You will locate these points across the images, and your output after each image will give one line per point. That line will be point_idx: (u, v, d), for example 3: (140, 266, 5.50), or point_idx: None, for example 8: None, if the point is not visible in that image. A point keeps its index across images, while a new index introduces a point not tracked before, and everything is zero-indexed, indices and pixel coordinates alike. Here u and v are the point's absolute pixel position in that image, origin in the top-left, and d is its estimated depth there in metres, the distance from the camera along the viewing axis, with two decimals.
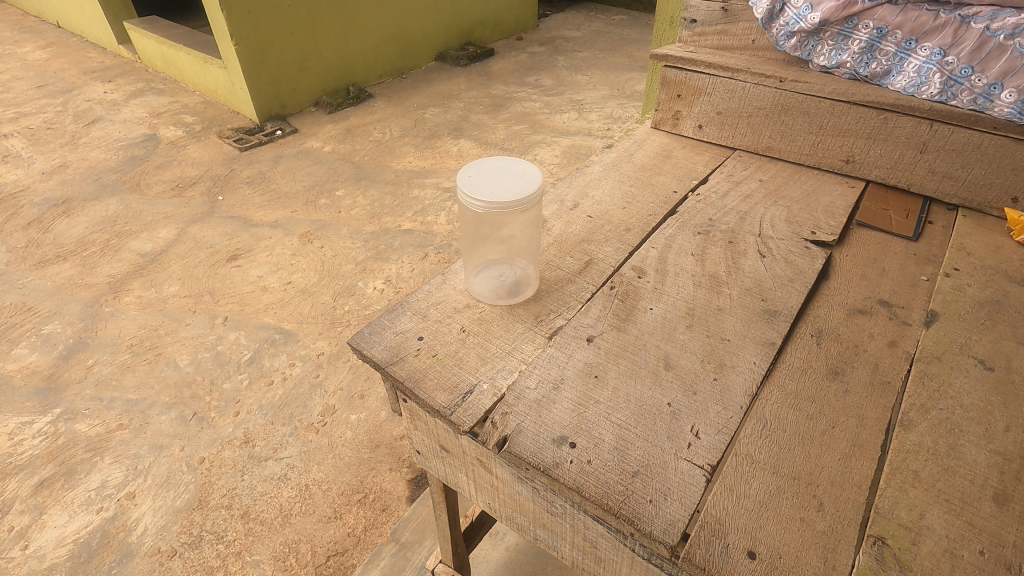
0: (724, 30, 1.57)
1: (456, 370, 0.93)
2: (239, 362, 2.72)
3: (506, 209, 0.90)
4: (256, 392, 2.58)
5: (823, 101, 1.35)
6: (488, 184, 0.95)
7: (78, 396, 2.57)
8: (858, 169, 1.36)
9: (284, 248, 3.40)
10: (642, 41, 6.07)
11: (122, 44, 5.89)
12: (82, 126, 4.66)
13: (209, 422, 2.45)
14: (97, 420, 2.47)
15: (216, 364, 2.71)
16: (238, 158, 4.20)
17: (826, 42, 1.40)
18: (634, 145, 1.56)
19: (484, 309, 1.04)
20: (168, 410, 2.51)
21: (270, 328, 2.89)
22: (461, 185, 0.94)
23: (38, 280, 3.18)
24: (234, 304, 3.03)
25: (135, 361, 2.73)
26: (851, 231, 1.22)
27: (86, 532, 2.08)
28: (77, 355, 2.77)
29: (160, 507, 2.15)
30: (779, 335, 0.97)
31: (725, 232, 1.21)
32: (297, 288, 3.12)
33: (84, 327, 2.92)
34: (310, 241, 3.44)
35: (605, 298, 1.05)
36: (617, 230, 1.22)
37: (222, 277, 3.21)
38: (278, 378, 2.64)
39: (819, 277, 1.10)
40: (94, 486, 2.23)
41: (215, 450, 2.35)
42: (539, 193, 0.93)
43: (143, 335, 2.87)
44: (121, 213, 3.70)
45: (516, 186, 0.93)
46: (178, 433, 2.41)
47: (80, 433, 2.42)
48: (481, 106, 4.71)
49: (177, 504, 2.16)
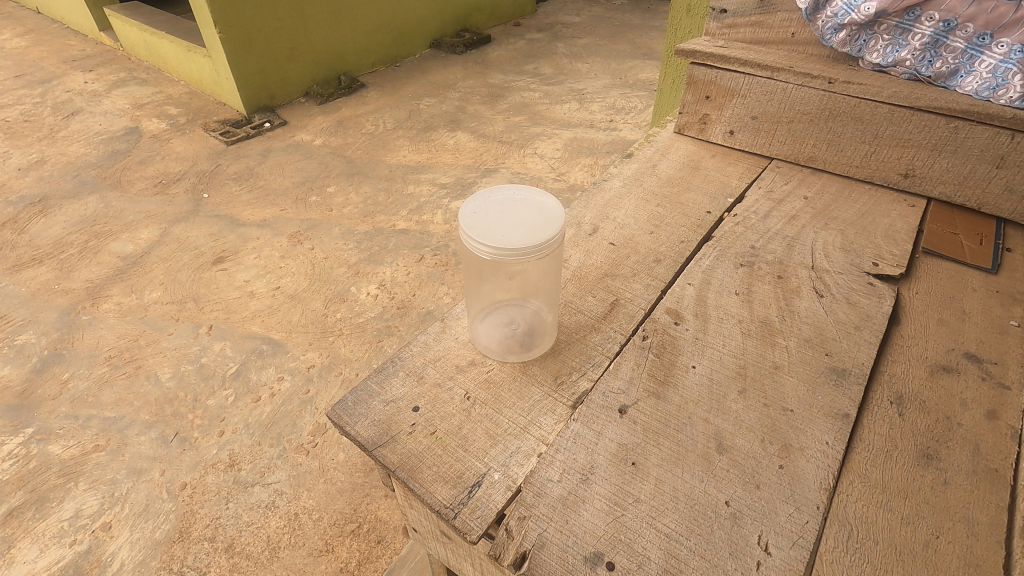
0: (759, 22, 1.37)
1: (459, 455, 0.75)
2: (223, 376, 2.39)
3: (521, 255, 0.72)
4: (241, 409, 2.26)
5: (880, 106, 1.16)
6: (497, 222, 0.77)
7: (50, 414, 2.26)
8: (918, 184, 1.18)
9: (272, 250, 3.08)
10: (645, 26, 5.82)
11: (103, 32, 5.61)
12: (61, 119, 4.40)
13: (192, 442, 2.14)
14: (72, 440, 2.17)
15: (198, 377, 2.39)
16: (224, 153, 3.93)
17: (881, 37, 1.21)
18: (657, 153, 1.38)
19: (492, 368, 0.86)
20: (149, 429, 2.19)
21: (258, 339, 2.56)
22: (463, 225, 0.75)
23: (11, 284, 2.90)
24: (219, 311, 2.71)
25: (113, 375, 2.42)
26: (919, 261, 1.04)
27: (57, 569, 1.78)
28: (51, 367, 2.47)
29: (138, 539, 1.86)
30: (852, 404, 0.80)
31: (772, 264, 1.03)
32: (285, 293, 2.80)
33: (60, 337, 2.60)
34: (300, 242, 3.13)
35: (637, 352, 0.88)
36: (645, 262, 1.05)
37: (207, 282, 2.89)
38: (266, 394, 2.31)
39: (889, 322, 0.92)
40: (68, 515, 1.93)
41: (199, 474, 2.04)
42: (561, 233, 0.75)
43: (121, 346, 2.55)
44: (101, 212, 3.42)
45: (533, 225, 0.75)
46: (159, 456, 2.10)
47: (53, 456, 2.12)
48: (478, 96, 4.49)
49: (156, 536, 1.86)
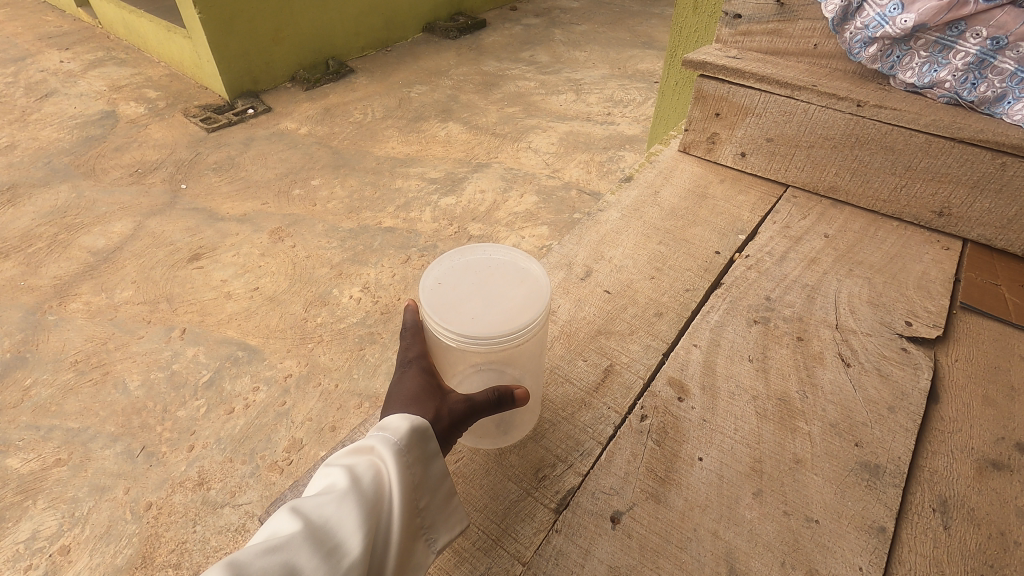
0: (778, 30, 1.22)
1: None
2: (196, 384, 1.94)
3: (495, 344, 0.62)
4: (214, 422, 1.82)
5: (914, 135, 1.02)
6: (469, 298, 0.66)
7: (12, 424, 1.82)
8: (954, 224, 1.05)
9: (252, 247, 2.56)
10: (644, 14, 5.55)
11: (81, 8, 5.01)
12: (34, 100, 3.76)
13: (159, 458, 1.72)
14: (33, 453, 1.74)
15: (169, 387, 1.93)
16: (204, 140, 3.40)
17: (918, 53, 1.07)
18: (659, 176, 1.25)
19: (462, 457, 0.74)
20: (114, 442, 1.77)
21: (234, 344, 2.09)
22: (427, 304, 0.65)
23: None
24: (194, 313, 2.21)
25: (79, 382, 1.95)
26: (957, 319, 0.91)
27: None
28: (14, 372, 1.99)
29: (98, 564, 1.48)
30: (889, 514, 0.67)
31: (790, 321, 0.90)
32: (265, 295, 2.30)
33: (24, 339, 2.11)
34: (283, 239, 2.62)
35: (635, 438, 0.74)
36: (645, 315, 0.91)
37: (181, 280, 2.37)
38: (240, 407, 1.87)
39: (927, 401, 0.79)
40: (24, 538, 1.54)
41: (165, 493, 1.64)
42: (544, 314, 0.65)
43: (90, 350, 2.06)
44: (72, 202, 2.83)
45: (510, 306, 0.64)
46: (124, 472, 1.69)
47: (11, 471, 1.69)
48: (471, 85, 4.18)
49: (118, 562, 1.49)
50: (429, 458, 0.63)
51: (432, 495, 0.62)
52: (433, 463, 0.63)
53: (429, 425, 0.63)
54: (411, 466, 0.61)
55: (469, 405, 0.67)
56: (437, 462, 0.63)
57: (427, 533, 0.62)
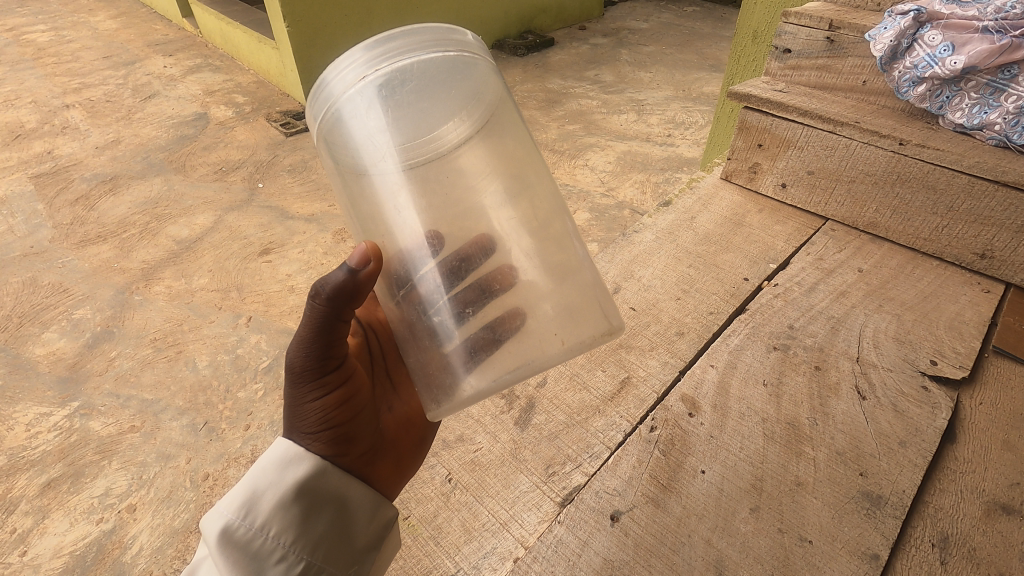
0: (827, 66, 1.24)
1: (430, 549, 0.76)
2: (256, 369, 1.96)
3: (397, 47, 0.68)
4: (270, 405, 1.83)
5: (957, 175, 1.02)
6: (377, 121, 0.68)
7: (96, 390, 1.91)
8: (998, 267, 1.04)
9: (317, 245, 2.57)
10: (717, 36, 5.34)
11: (185, 18, 5.43)
12: (139, 100, 4.09)
13: (219, 434, 1.75)
14: (112, 418, 1.81)
15: (232, 368, 1.97)
16: (282, 143, 3.53)
17: (969, 94, 1.06)
18: (698, 204, 1.29)
19: (481, 447, 0.85)
20: (181, 415, 1.82)
21: None
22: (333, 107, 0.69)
23: (74, 260, 2.50)
24: (260, 303, 2.25)
25: (156, 358, 2.02)
26: (988, 363, 0.90)
27: (84, 545, 1.49)
28: (101, 344, 2.09)
29: (158, 525, 1.52)
30: (885, 543, 0.68)
31: (810, 350, 0.93)
32: None
33: (114, 314, 2.22)
34: (346, 240, 2.59)
35: (642, 445, 0.80)
36: (666, 334, 0.97)
37: (250, 272, 2.41)
38: None
39: (942, 440, 0.79)
40: (99, 493, 1.61)
41: (221, 466, 1.66)
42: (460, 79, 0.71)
43: (167, 329, 2.14)
44: (164, 194, 2.99)
45: (435, 91, 0.70)
46: (187, 443, 1.73)
47: (92, 433, 1.77)
48: (535, 101, 4.12)
49: (176, 524, 1.52)
50: (275, 522, 0.68)
51: (310, 544, 0.69)
52: (279, 521, 0.68)
53: (254, 493, 0.69)
54: (255, 544, 0.67)
55: (311, 333, 0.72)
56: (287, 515, 0.69)
57: (340, 569, 0.71)
